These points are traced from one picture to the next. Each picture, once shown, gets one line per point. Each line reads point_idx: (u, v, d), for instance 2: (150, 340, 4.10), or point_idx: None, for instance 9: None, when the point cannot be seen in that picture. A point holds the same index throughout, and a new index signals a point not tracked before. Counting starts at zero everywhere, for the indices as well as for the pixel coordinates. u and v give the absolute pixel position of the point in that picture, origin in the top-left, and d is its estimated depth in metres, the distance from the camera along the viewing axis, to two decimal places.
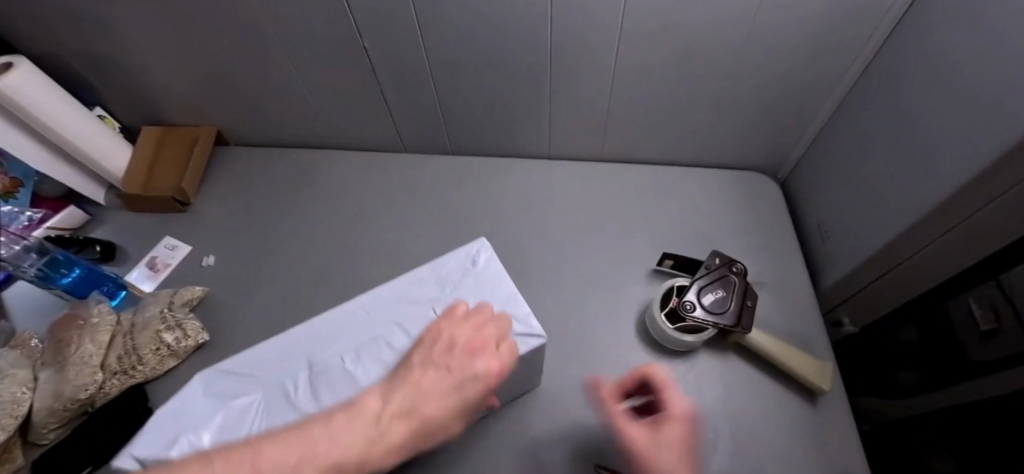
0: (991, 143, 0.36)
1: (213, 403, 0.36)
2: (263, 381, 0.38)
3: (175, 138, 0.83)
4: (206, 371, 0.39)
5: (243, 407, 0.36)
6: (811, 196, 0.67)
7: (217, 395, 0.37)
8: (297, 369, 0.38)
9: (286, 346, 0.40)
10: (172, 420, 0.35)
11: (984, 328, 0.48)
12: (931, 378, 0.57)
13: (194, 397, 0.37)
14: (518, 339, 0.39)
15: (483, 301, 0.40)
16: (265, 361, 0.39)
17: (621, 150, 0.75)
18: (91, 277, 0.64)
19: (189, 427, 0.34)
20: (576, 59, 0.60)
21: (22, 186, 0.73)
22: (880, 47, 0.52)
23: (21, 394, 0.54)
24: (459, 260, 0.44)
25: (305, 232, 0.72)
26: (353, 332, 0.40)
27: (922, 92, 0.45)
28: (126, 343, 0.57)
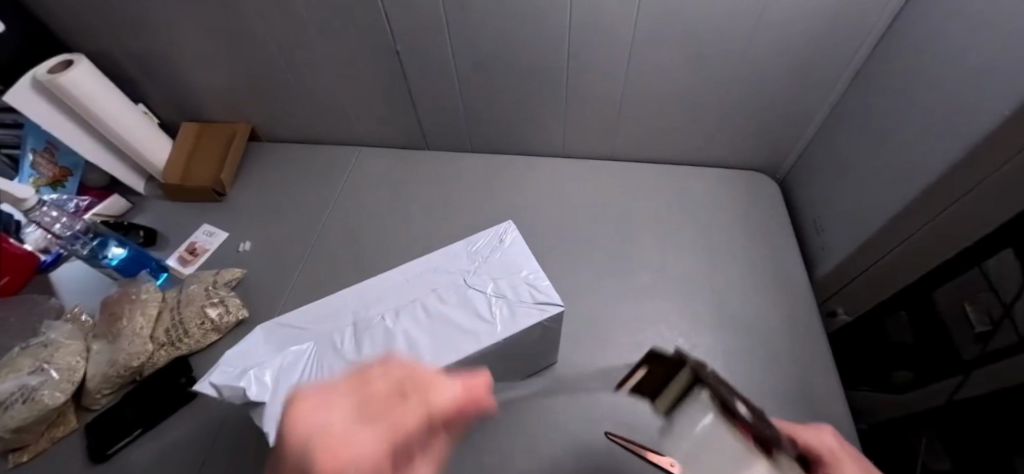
0: (963, 134, 0.41)
1: (275, 347, 0.41)
2: (317, 334, 0.42)
3: (211, 134, 0.89)
4: (268, 324, 0.44)
5: (299, 354, 0.40)
6: (807, 194, 0.72)
7: (277, 342, 0.42)
8: (345, 325, 0.43)
9: (336, 306, 0.45)
10: (241, 359, 0.40)
11: (981, 329, 0.53)
12: (926, 374, 0.62)
13: (259, 342, 0.42)
14: (538, 306, 0.42)
15: (510, 276, 0.44)
16: (317, 317, 0.44)
17: (631, 150, 0.80)
18: (137, 257, 0.68)
19: (256, 363, 0.39)
20: (592, 61, 0.65)
21: (70, 175, 0.80)
22: (869, 55, 0.58)
23: (77, 362, 0.58)
24: (489, 237, 0.48)
25: (334, 221, 0.77)
26: (395, 295, 0.45)
27: (906, 95, 0.51)
28: (174, 317, 0.61)
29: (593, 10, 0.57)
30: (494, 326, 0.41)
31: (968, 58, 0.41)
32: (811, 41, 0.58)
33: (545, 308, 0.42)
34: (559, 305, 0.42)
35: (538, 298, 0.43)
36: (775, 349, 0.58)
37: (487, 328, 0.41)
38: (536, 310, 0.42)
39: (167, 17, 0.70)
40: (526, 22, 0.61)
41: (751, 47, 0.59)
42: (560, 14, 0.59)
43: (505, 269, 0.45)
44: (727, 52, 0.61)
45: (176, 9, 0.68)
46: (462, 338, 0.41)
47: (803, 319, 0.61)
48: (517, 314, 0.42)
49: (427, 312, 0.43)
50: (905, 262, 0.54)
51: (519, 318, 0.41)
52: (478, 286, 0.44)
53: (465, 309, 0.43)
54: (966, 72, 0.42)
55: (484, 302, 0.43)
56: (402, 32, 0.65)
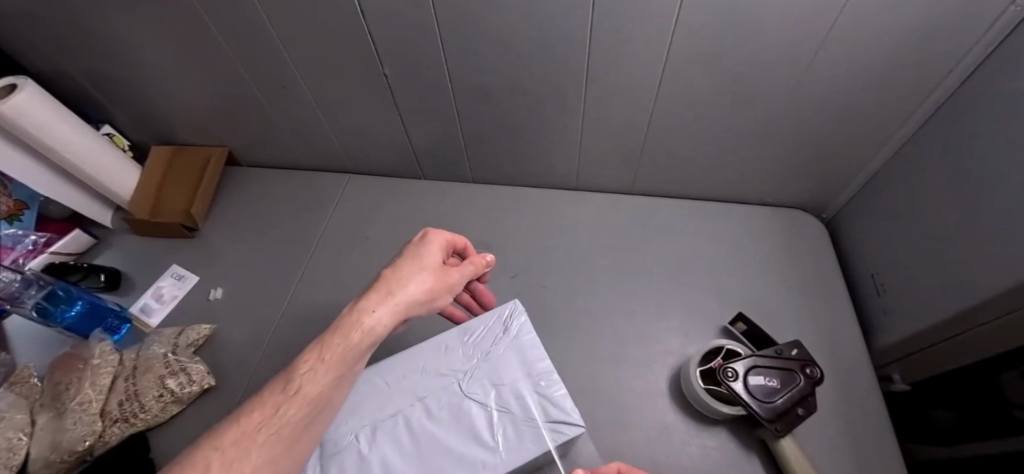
0: None
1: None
2: None
3: (186, 158, 0.80)
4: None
5: None
6: (863, 240, 0.62)
7: None
8: None
9: None
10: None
11: None
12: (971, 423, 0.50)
13: None
14: (551, 426, 0.35)
15: (515, 381, 0.38)
16: None
17: (654, 183, 0.71)
18: (93, 310, 0.61)
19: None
20: (612, 86, 0.55)
21: (26, 208, 0.70)
22: (952, 90, 0.47)
23: (18, 440, 0.50)
24: (490, 327, 0.42)
25: (320, 263, 0.68)
26: (373, 402, 0.37)
27: (1001, 145, 0.41)
28: (128, 388, 0.53)
29: (614, 31, 0.48)
30: (495, 453, 0.33)
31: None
32: (880, 71, 0.47)
33: (558, 428, 0.34)
34: (577, 425, 0.34)
35: (550, 414, 0.35)
36: (826, 437, 0.49)
37: (488, 456, 0.33)
38: (546, 431, 0.34)
39: (119, 34, 0.61)
40: (535, 43, 0.51)
41: (806, 75, 0.49)
42: (575, 33, 0.49)
43: (510, 371, 0.39)
44: (775, 79, 0.51)
45: (129, 26, 0.59)
46: (453, 469, 0.32)
47: (859, 398, 0.52)
48: (523, 435, 0.34)
49: (411, 431, 0.35)
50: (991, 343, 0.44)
51: (526, 442, 0.34)
52: (476, 395, 0.37)
53: (460, 427, 0.35)
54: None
55: (483, 417, 0.36)
56: (391, 51, 0.56)
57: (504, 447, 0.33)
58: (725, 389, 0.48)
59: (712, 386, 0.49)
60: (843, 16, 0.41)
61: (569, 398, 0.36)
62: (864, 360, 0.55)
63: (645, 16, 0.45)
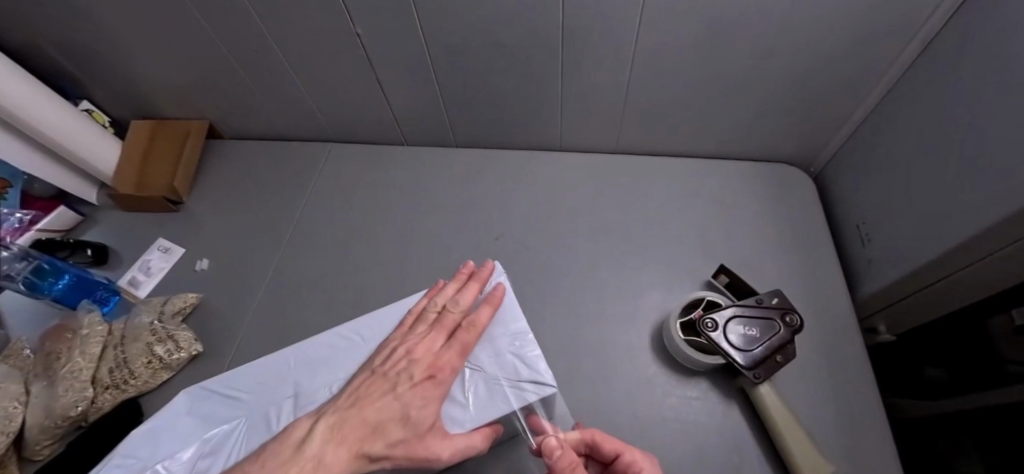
0: None
1: (198, 425, 0.33)
2: (250, 406, 0.34)
3: (166, 132, 0.79)
4: (193, 387, 0.36)
5: (223, 434, 0.33)
6: (849, 191, 0.61)
7: (201, 417, 0.34)
8: (282, 397, 0.35)
9: (274, 365, 0.37)
10: (146, 443, 0.32)
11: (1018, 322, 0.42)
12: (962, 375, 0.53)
13: (179, 418, 0.34)
14: (524, 385, 0.34)
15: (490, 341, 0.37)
16: (253, 381, 0.36)
17: (639, 141, 0.69)
18: (80, 283, 0.61)
19: (165, 452, 0.32)
20: (587, 36, 0.53)
21: (11, 186, 0.70)
22: (943, 19, 0.44)
23: (13, 409, 0.51)
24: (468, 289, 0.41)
25: (305, 231, 0.68)
26: (345, 356, 0.37)
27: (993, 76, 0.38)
28: (118, 356, 0.54)
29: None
30: (465, 409, 0.34)
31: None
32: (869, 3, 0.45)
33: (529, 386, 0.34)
34: (546, 386, 0.34)
35: (521, 374, 0.35)
36: (806, 384, 0.50)
37: (459, 413, 0.34)
38: (516, 391, 0.34)
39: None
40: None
41: (792, 15, 0.46)
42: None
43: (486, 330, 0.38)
44: (756, 19, 0.47)
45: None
46: None
47: (842, 349, 0.52)
48: (494, 394, 0.34)
49: None
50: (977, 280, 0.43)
51: (497, 402, 0.34)
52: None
53: None
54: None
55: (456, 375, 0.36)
56: (358, 13, 0.54)
57: (474, 406, 0.34)
58: (704, 339, 0.48)
59: (692, 337, 0.50)
60: None
61: (540, 359, 0.36)
62: (847, 310, 0.55)
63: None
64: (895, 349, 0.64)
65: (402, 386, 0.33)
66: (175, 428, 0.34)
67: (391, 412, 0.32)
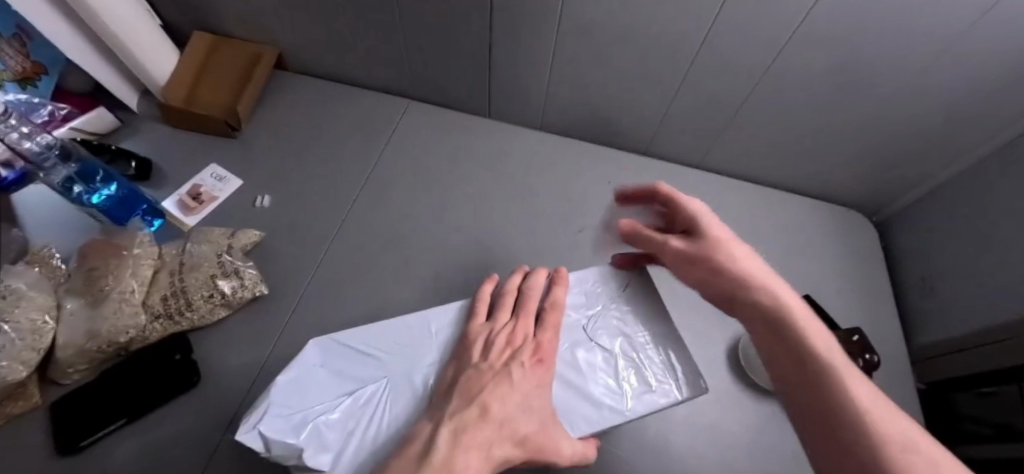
0: None
1: (339, 381, 0.31)
2: (393, 369, 0.32)
3: (230, 51, 0.71)
4: (322, 337, 0.33)
5: (372, 396, 0.31)
6: (916, 246, 0.65)
7: (341, 372, 0.32)
8: (425, 365, 0.33)
9: (414, 327, 0.34)
10: (293, 392, 0.30)
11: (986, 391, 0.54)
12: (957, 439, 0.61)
13: (314, 368, 0.31)
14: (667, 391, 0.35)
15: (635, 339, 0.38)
16: (394, 341, 0.33)
17: (725, 161, 0.70)
18: (127, 198, 0.55)
19: (320, 405, 0.30)
20: (728, 42, 0.51)
21: (45, 73, 0.63)
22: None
23: (43, 323, 0.45)
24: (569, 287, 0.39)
25: (378, 186, 0.64)
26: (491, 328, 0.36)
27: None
28: (175, 284, 0.49)
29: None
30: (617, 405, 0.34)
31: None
32: (1018, 63, 0.46)
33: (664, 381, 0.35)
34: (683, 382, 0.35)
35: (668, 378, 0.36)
36: None
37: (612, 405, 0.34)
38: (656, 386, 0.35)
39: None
40: None
41: (939, 58, 0.47)
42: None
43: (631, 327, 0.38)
44: (902, 57, 0.48)
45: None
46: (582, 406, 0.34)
47: (901, 392, 0.55)
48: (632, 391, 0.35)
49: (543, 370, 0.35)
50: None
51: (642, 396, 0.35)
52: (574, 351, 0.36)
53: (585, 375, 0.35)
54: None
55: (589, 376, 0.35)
56: None
57: (619, 402, 0.34)
58: None
59: None
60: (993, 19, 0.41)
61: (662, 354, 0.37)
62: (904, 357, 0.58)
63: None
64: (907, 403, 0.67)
65: (515, 371, 0.33)
66: (315, 379, 0.31)
67: (514, 405, 0.31)
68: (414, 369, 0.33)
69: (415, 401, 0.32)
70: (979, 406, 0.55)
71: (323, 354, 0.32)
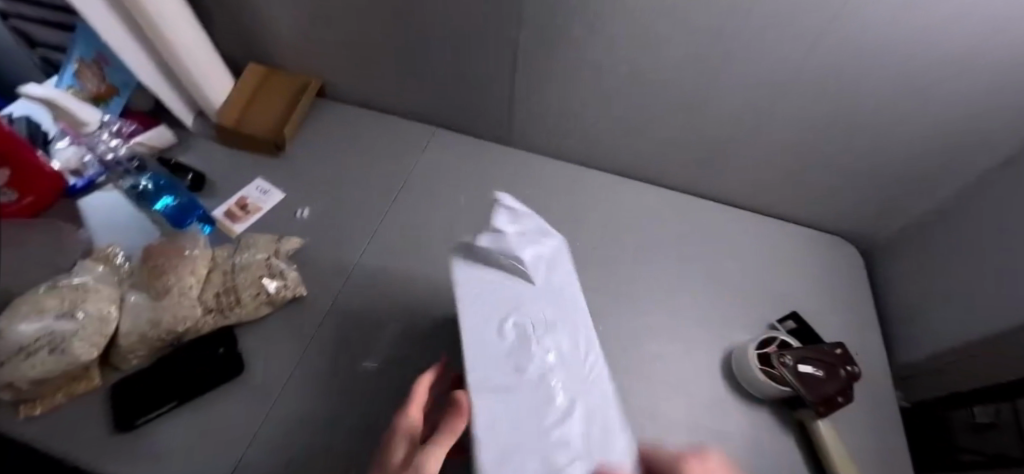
0: None
1: (491, 287, 0.35)
2: (522, 312, 0.34)
3: (276, 79, 0.78)
4: (498, 229, 0.37)
5: (502, 323, 0.33)
6: (901, 274, 0.70)
7: (495, 280, 0.35)
8: (518, 322, 0.33)
9: (546, 290, 0.37)
10: (473, 273, 0.35)
11: (981, 421, 0.58)
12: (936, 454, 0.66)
13: (478, 268, 0.36)
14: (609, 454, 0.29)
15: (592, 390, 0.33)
16: (519, 296, 0.35)
17: (722, 191, 0.77)
18: (186, 206, 0.63)
19: (490, 291, 0.34)
20: (720, 87, 0.59)
21: (115, 94, 0.71)
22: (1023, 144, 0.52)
23: (110, 312, 0.51)
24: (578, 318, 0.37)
25: (406, 203, 0.70)
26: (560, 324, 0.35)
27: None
28: (226, 282, 0.56)
29: (743, 37, 0.51)
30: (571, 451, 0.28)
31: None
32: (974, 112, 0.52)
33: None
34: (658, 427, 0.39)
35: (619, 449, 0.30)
36: (854, 431, 0.56)
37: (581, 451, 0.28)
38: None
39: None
40: (664, 42, 0.55)
41: (904, 106, 0.54)
42: (704, 31, 0.52)
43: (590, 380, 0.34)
44: (869, 103, 0.55)
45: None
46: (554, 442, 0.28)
47: (884, 406, 0.59)
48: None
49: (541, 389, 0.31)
50: (989, 367, 0.52)
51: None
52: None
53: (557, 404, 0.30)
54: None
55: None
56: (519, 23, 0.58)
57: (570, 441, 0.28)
58: (779, 374, 0.55)
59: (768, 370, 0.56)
60: (949, 75, 0.48)
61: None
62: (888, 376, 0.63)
63: (787, 29, 0.49)
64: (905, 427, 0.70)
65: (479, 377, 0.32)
66: (481, 277, 0.35)
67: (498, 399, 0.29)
68: (515, 310, 0.34)
69: (512, 349, 0.32)
70: (980, 442, 0.59)
71: (477, 262, 0.36)
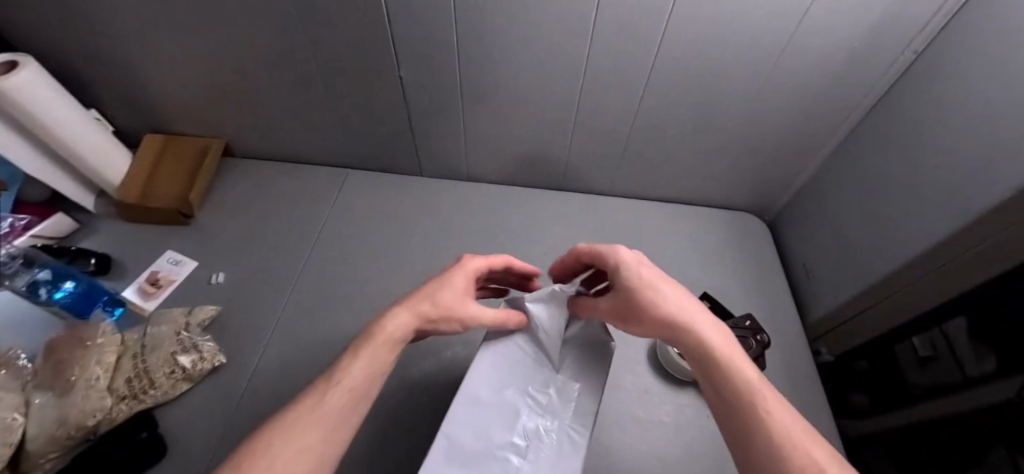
0: (977, 201, 0.44)
1: (511, 363, 0.41)
2: (507, 381, 0.40)
3: (177, 149, 0.80)
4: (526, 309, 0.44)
5: (489, 384, 0.39)
6: (797, 238, 0.76)
7: (501, 355, 0.41)
8: (512, 395, 0.39)
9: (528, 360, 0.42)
10: (504, 348, 0.42)
11: (923, 355, 0.56)
12: (883, 404, 0.63)
13: (508, 343, 0.42)
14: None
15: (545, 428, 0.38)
16: (511, 364, 0.41)
17: (630, 187, 0.82)
18: (89, 292, 0.62)
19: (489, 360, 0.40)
20: (601, 90, 0.64)
21: (5, 189, 0.67)
22: (873, 105, 0.61)
23: (12, 421, 0.48)
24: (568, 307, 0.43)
25: (327, 248, 0.71)
26: (530, 386, 0.40)
27: (908, 147, 0.54)
28: (138, 366, 0.54)
29: (609, 41, 0.57)
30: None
31: (983, 116, 0.44)
32: (812, 82, 0.59)
33: (573, 440, 0.38)
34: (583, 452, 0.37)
35: None
36: (777, 392, 0.59)
37: None
38: (564, 440, 0.38)
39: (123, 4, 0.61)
40: (542, 55, 0.60)
41: (758, 83, 0.61)
42: (574, 39, 0.57)
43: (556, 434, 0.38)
44: (730, 84, 0.61)
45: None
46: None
47: (800, 363, 0.62)
48: (543, 430, 0.38)
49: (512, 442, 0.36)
50: (910, 300, 0.55)
51: (549, 446, 0.37)
52: (533, 377, 0.41)
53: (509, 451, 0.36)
54: (978, 132, 0.44)
55: (524, 402, 0.39)
56: (409, 56, 0.62)
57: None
58: None
59: None
60: (783, 49, 0.56)
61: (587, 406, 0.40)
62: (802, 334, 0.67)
63: (640, 29, 0.55)
64: (825, 373, 0.73)
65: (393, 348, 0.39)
66: (504, 348, 0.42)
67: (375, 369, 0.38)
68: (504, 381, 0.40)
69: (490, 404, 0.37)
70: (926, 376, 0.56)
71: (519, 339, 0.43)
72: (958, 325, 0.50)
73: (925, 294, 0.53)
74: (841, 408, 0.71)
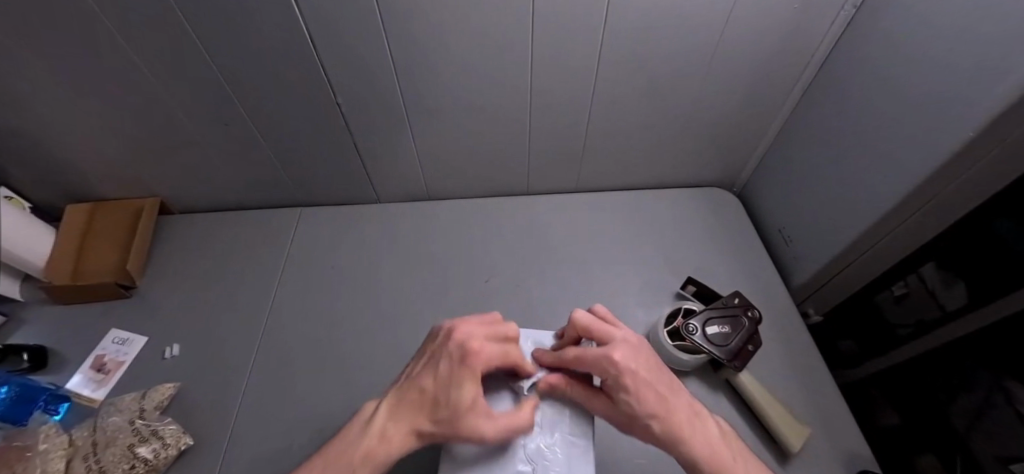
0: (940, 144, 0.43)
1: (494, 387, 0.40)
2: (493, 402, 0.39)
3: (108, 216, 0.74)
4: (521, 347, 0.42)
5: None
6: (767, 205, 0.76)
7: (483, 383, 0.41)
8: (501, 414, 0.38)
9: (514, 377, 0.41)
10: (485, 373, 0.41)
11: (897, 295, 0.61)
12: (873, 345, 0.68)
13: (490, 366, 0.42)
14: None
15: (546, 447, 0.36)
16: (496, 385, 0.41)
17: (596, 181, 0.80)
18: (24, 394, 0.54)
19: None
20: (552, 87, 0.62)
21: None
22: (820, 64, 0.61)
23: None
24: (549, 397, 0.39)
25: (289, 297, 0.66)
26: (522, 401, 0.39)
27: (863, 99, 0.54)
28: (90, 468, 0.48)
29: (553, 34, 0.54)
30: None
31: (934, 58, 0.43)
32: (759, 50, 0.59)
33: (575, 444, 0.37)
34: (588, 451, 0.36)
35: None
36: (773, 365, 0.58)
37: None
38: (567, 447, 0.37)
39: (16, 65, 0.55)
40: (485, 60, 0.57)
41: (707, 58, 0.60)
42: (515, 38, 0.55)
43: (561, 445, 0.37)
44: (681, 62, 0.60)
45: (34, 56, 0.54)
46: None
47: (792, 331, 0.62)
48: (544, 449, 0.36)
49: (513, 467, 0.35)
50: (885, 251, 0.55)
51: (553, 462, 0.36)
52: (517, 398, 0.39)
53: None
54: (930, 76, 0.44)
55: None
56: (346, 80, 0.59)
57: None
58: (689, 343, 0.56)
59: (679, 342, 0.57)
60: (727, 19, 0.55)
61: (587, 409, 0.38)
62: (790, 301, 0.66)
63: (580, 20, 0.53)
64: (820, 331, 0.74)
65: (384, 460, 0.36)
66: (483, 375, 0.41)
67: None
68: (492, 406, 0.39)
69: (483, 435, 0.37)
70: (904, 313, 0.61)
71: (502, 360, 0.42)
72: (931, 267, 0.55)
73: (902, 244, 0.53)
74: (832, 355, 0.76)
